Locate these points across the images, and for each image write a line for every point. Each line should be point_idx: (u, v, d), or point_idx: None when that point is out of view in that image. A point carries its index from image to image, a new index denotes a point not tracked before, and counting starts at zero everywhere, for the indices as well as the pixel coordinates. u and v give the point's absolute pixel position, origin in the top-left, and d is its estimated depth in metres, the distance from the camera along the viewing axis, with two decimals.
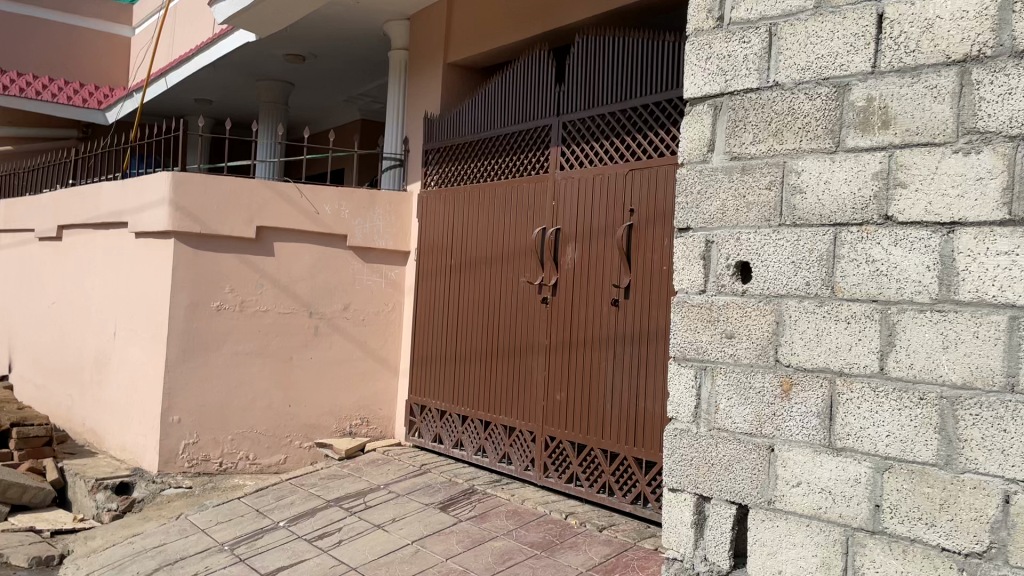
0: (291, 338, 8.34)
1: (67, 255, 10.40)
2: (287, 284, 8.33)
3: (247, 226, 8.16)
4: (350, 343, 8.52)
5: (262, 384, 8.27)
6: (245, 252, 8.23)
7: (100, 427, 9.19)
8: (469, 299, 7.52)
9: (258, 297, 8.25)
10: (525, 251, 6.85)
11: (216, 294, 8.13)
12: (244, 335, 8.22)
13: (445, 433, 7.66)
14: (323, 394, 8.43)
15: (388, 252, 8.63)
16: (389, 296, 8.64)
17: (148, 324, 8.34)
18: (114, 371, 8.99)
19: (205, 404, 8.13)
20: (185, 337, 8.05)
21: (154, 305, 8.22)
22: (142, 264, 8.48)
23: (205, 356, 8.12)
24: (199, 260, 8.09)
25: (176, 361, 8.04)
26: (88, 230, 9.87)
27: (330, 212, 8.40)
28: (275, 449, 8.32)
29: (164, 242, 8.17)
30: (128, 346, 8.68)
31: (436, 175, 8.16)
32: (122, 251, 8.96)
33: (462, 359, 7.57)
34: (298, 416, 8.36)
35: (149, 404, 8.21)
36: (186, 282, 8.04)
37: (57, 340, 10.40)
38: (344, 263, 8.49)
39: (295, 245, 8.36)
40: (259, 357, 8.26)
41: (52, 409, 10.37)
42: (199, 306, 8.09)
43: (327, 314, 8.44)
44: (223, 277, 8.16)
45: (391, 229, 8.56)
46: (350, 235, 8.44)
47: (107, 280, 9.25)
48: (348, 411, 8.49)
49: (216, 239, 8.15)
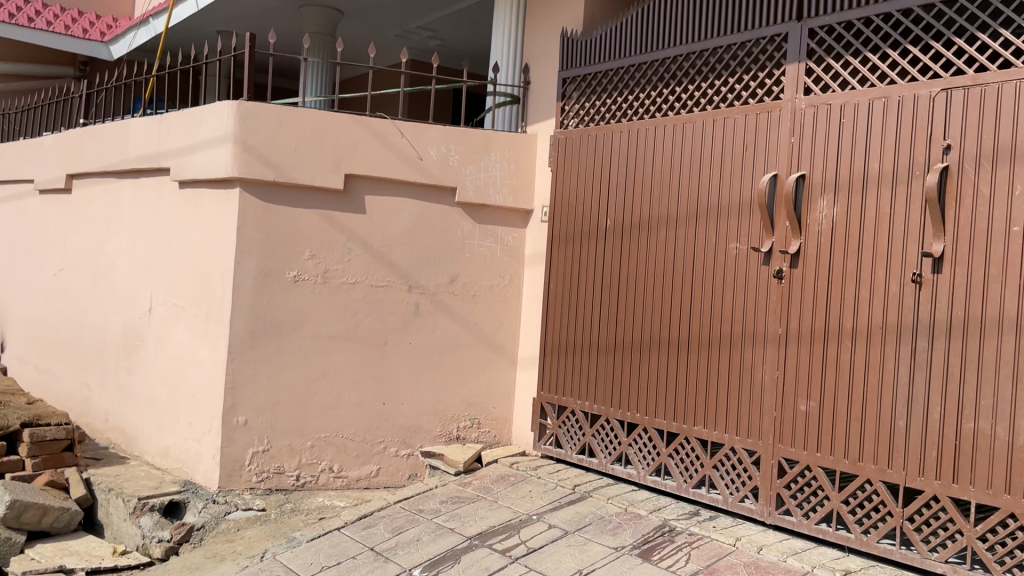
0: (385, 319, 6.56)
1: (78, 211, 8.46)
2: (381, 249, 6.53)
3: (333, 174, 6.32)
4: (458, 325, 6.72)
5: (350, 377, 6.49)
6: (329, 207, 6.41)
7: (130, 425, 7.35)
8: (637, 272, 5.73)
9: (345, 266, 6.46)
10: (741, 209, 5.06)
11: (293, 261, 6.34)
12: (327, 315, 6.43)
13: (600, 445, 5.92)
14: (425, 389, 6.66)
15: (504, 210, 6.78)
16: (506, 266, 6.80)
17: (201, 298, 6.50)
18: (149, 356, 7.13)
19: (279, 402, 6.35)
20: (255, 316, 6.26)
21: (211, 274, 6.40)
22: (193, 219, 6.62)
23: (279, 341, 6.33)
24: (271, 217, 6.28)
25: (243, 347, 6.25)
26: (108, 180, 7.94)
27: (436, 157, 6.55)
28: (365, 459, 6.54)
29: (225, 192, 6.32)
30: (172, 324, 6.84)
31: (578, 110, 6.33)
32: (160, 204, 7.07)
33: (625, 350, 5.79)
34: (394, 416, 6.59)
35: (206, 401, 6.40)
36: (256, 245, 6.24)
37: (68, 315, 8.49)
38: (452, 223, 6.67)
39: (390, 199, 6.53)
40: (346, 343, 6.48)
41: (62, 399, 8.47)
42: (273, 276, 6.30)
43: (430, 287, 6.65)
44: (303, 240, 6.35)
45: (511, 180, 6.71)
46: (461, 187, 6.60)
47: (139, 240, 7.36)
48: (455, 411, 6.71)
49: (293, 189, 6.32)
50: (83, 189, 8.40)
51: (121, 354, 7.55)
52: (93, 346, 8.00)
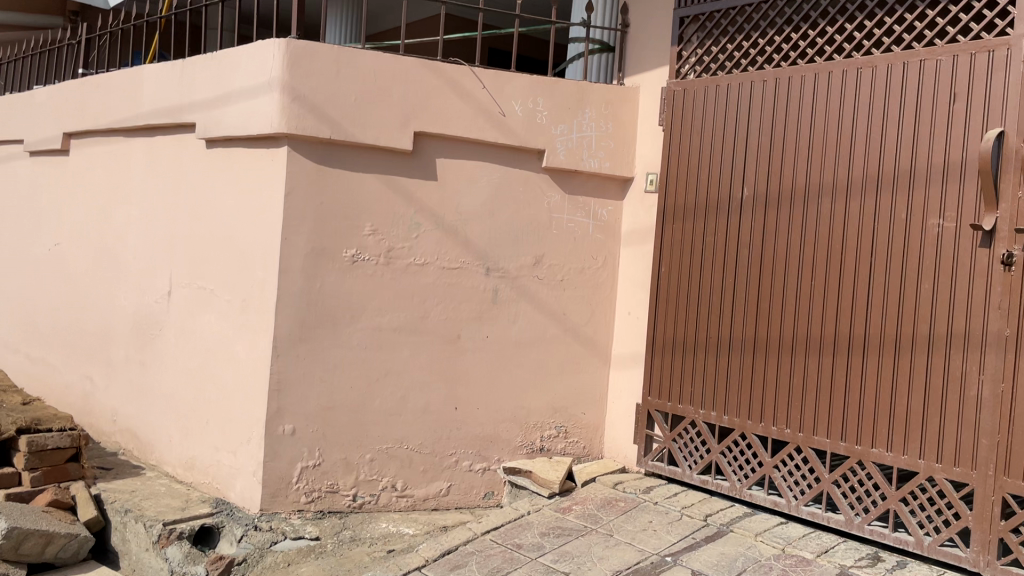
0: (459, 308, 5.45)
1: (77, 176, 7.28)
2: (455, 223, 5.41)
3: (401, 132, 5.19)
4: (542, 315, 5.60)
5: (417, 378, 5.40)
6: (394, 173, 5.28)
7: (144, 429, 6.23)
8: (785, 254, 4.62)
9: (412, 244, 5.35)
10: (946, 175, 3.98)
11: (351, 238, 5.23)
12: (391, 303, 5.34)
13: (730, 465, 4.84)
14: (504, 392, 5.56)
15: (599, 179, 5.64)
16: (599, 245, 5.66)
17: (239, 282, 5.38)
18: (169, 348, 6.00)
19: (333, 407, 5.25)
20: (306, 304, 5.17)
21: (252, 252, 5.28)
22: (227, 185, 5.48)
23: (334, 335, 5.25)
24: (326, 184, 5.15)
25: (291, 341, 5.15)
26: (115, 139, 6.77)
27: (521, 113, 5.41)
28: (434, 475, 5.45)
29: (268, 153, 5.18)
30: (199, 312, 5.71)
31: (698, 56, 5.18)
32: (182, 167, 5.92)
33: (767, 352, 4.69)
34: (468, 424, 5.49)
35: (245, 406, 5.30)
36: (307, 217, 5.12)
37: (65, 297, 7.32)
38: (537, 193, 5.54)
39: (466, 164, 5.40)
40: (413, 337, 5.39)
41: (60, 395, 7.32)
42: (327, 256, 5.19)
43: (511, 269, 5.53)
44: (363, 213, 5.24)
45: (608, 143, 5.57)
46: (550, 149, 5.46)
47: (155, 211, 6.20)
48: (538, 419, 5.61)
49: (352, 150, 5.18)
50: (83, 150, 7.21)
51: (131, 345, 6.41)
52: (97, 334, 6.85)
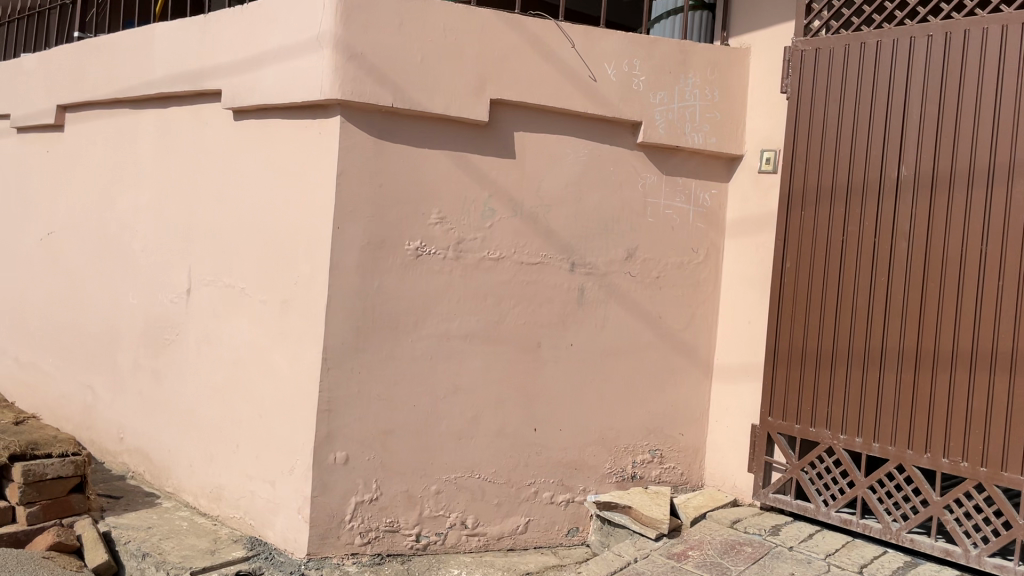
0: (539, 311, 4.56)
1: (74, 156, 6.32)
2: (536, 210, 4.53)
3: (476, 98, 4.30)
4: (636, 319, 4.72)
5: (490, 395, 4.52)
6: (465, 149, 4.38)
7: (159, 451, 5.32)
8: (960, 248, 3.77)
9: (486, 235, 4.46)
10: None
11: (415, 227, 4.35)
12: (460, 306, 4.45)
13: (882, 502, 4.01)
14: (592, 410, 4.68)
15: (701, 157, 4.77)
16: (702, 235, 4.79)
17: (278, 280, 4.49)
18: (188, 358, 5.10)
19: (393, 431, 4.37)
20: (362, 307, 4.29)
21: (295, 245, 4.39)
22: (263, 165, 4.58)
23: (393, 345, 4.36)
24: (386, 162, 4.26)
25: (344, 352, 4.27)
26: (120, 113, 5.82)
27: (615, 78, 4.52)
28: (510, 510, 4.58)
29: (316, 124, 4.28)
30: (228, 315, 4.82)
31: (835, 8, 4.31)
32: (205, 144, 5.00)
33: (932, 366, 3.84)
34: (549, 449, 4.62)
35: (286, 429, 4.42)
36: (363, 203, 4.24)
37: (61, 294, 6.38)
38: (631, 174, 4.66)
39: (549, 139, 4.51)
40: (486, 346, 4.50)
41: (55, 408, 6.39)
42: (387, 249, 4.31)
43: (600, 265, 4.64)
44: (429, 197, 4.35)
45: (715, 115, 4.70)
46: (648, 122, 4.58)
47: (171, 196, 5.29)
48: (630, 441, 4.74)
49: (417, 120, 4.29)
50: (80, 126, 6.26)
51: (142, 352, 5.50)
52: (99, 340, 5.93)
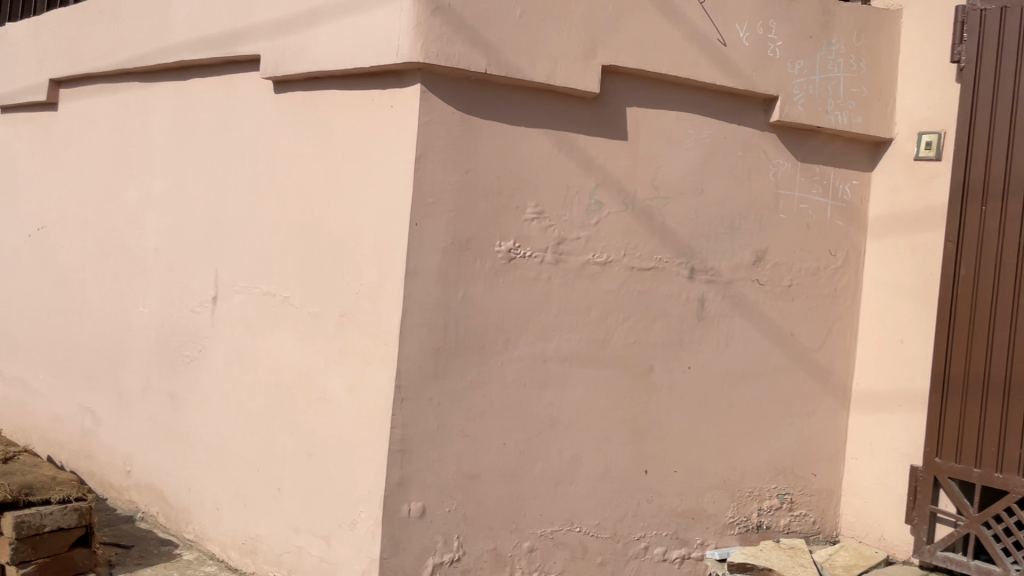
0: (653, 328, 3.72)
1: (69, 138, 5.42)
2: (651, 203, 3.69)
3: (585, 64, 3.47)
4: (764, 337, 3.90)
5: (593, 431, 3.68)
6: (569, 127, 3.54)
7: (176, 491, 4.45)
8: None
9: (592, 233, 3.61)
10: None
11: (508, 224, 3.50)
12: (560, 321, 3.60)
13: None
14: (712, 448, 3.85)
15: (841, 141, 3.97)
16: (841, 236, 3.98)
17: (336, 289, 3.65)
18: (214, 380, 4.23)
19: (478, 476, 3.53)
20: (443, 322, 3.45)
21: (360, 245, 3.56)
22: (316, 147, 3.74)
23: (479, 370, 3.51)
24: (474, 143, 3.43)
25: (421, 379, 3.44)
26: (127, 87, 4.94)
27: (748, 42, 3.71)
28: (616, 570, 3.75)
29: (388, 95, 3.45)
30: (268, 330, 3.97)
31: None
32: (237, 123, 4.14)
33: None
34: (663, 494, 3.79)
35: (345, 473, 3.57)
36: (446, 193, 3.41)
37: (53, 301, 5.48)
38: (762, 160, 3.83)
39: (669, 115, 3.68)
40: (589, 371, 3.66)
41: (47, 432, 5.49)
42: (473, 251, 3.46)
43: (724, 270, 3.81)
44: (525, 186, 3.51)
45: (860, 90, 3.90)
46: (785, 97, 3.77)
47: (192, 185, 4.41)
48: (756, 483, 3.93)
49: (512, 91, 3.46)
50: (77, 103, 5.36)
51: (154, 371, 4.62)
52: (100, 355, 5.05)
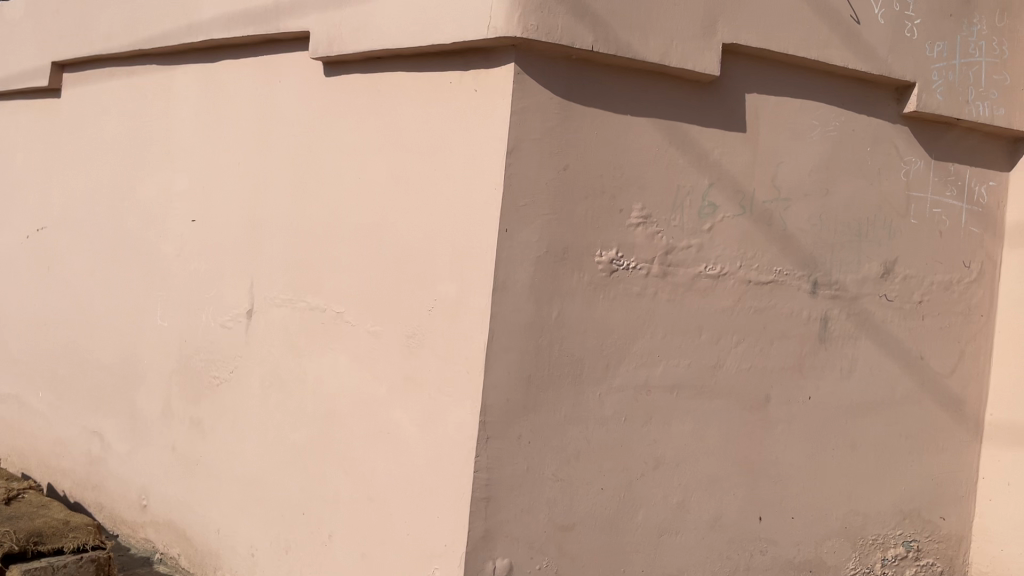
0: (770, 352, 3.20)
1: (73, 128, 4.83)
2: (771, 206, 3.16)
3: (704, 42, 2.94)
4: (891, 362, 3.38)
5: (703, 472, 3.15)
6: (682, 116, 3.01)
7: (202, 532, 3.89)
8: None
9: (704, 241, 3.07)
10: None
11: (610, 230, 2.96)
12: (667, 345, 3.06)
13: None
14: (833, 489, 3.33)
15: (978, 136, 3.47)
16: (975, 246, 3.48)
17: (404, 305, 3.12)
18: (250, 407, 3.67)
19: (573, 528, 3.00)
20: (534, 346, 2.91)
21: (436, 254, 3.02)
22: (380, 139, 3.21)
23: (575, 403, 2.97)
24: (574, 134, 2.89)
25: (509, 414, 2.90)
26: (143, 70, 4.37)
27: (884, 20, 3.20)
28: None
29: (474, 78, 2.91)
30: (317, 351, 3.43)
31: None
32: (279, 110, 3.59)
33: None
34: (778, 545, 3.27)
35: (416, 522, 3.03)
36: (541, 193, 2.87)
37: (55, 311, 4.89)
38: (893, 157, 3.33)
39: (793, 104, 3.16)
40: (699, 402, 3.12)
41: (47, 458, 4.91)
42: (571, 263, 2.92)
43: (850, 285, 3.29)
44: (630, 185, 2.97)
45: (1002, 78, 3.42)
46: (922, 84, 3.27)
47: (221, 183, 3.85)
48: (879, 530, 3.42)
49: (618, 74, 2.92)
50: (84, 89, 4.78)
51: (176, 393, 4.06)
52: (111, 372, 4.47)
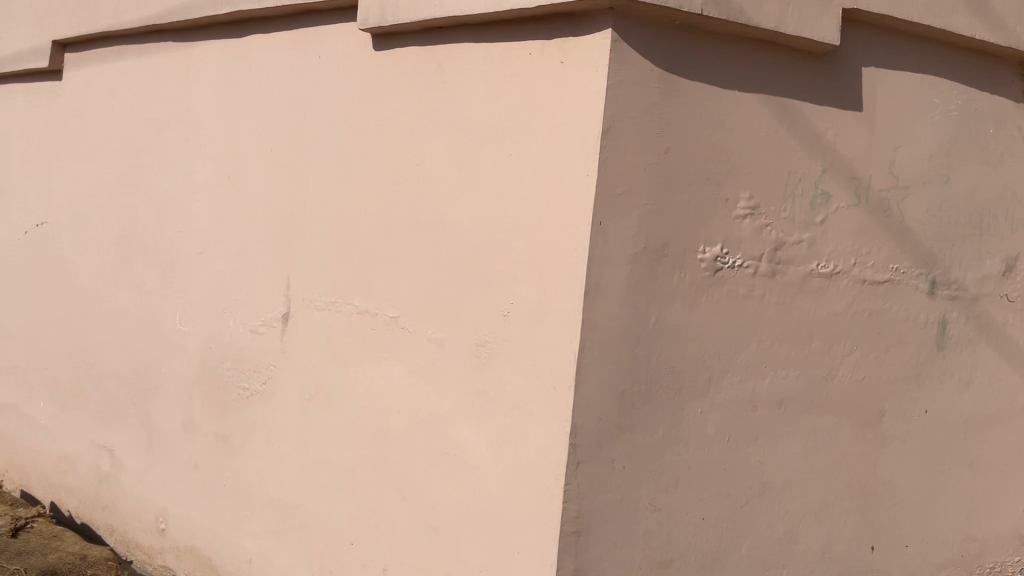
0: (886, 360, 2.83)
1: (76, 114, 4.40)
2: (888, 196, 2.79)
3: (823, 6, 2.57)
4: (1012, 370, 3.05)
5: (812, 497, 2.78)
6: (794, 92, 2.63)
7: (231, 561, 3.49)
8: None
9: (817, 235, 2.70)
10: None
11: (716, 223, 2.58)
12: (776, 353, 2.69)
13: None
14: (950, 513, 2.98)
15: None
16: None
17: (473, 309, 2.73)
18: (289, 423, 3.28)
19: (673, 564, 2.61)
20: (630, 358, 2.52)
21: (512, 250, 2.63)
22: (443, 120, 2.81)
23: (675, 421, 2.59)
24: (676, 111, 2.50)
25: (603, 435, 2.51)
26: (156, 49, 3.95)
27: None
28: None
29: (560, 47, 2.52)
30: (367, 360, 3.04)
31: None
32: (319, 89, 3.19)
33: None
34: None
35: (491, 558, 2.64)
36: (639, 180, 2.48)
37: (58, 314, 4.47)
38: (1015, 141, 2.98)
39: (913, 79, 2.79)
40: (808, 418, 2.76)
41: (50, 475, 4.49)
42: (672, 261, 2.54)
43: (970, 285, 2.95)
44: (737, 171, 2.59)
45: None
46: None
47: (250, 171, 3.44)
48: (997, 558, 3.08)
49: (725, 43, 2.55)
50: (88, 71, 4.35)
51: (199, 406, 3.65)
52: (123, 382, 4.06)
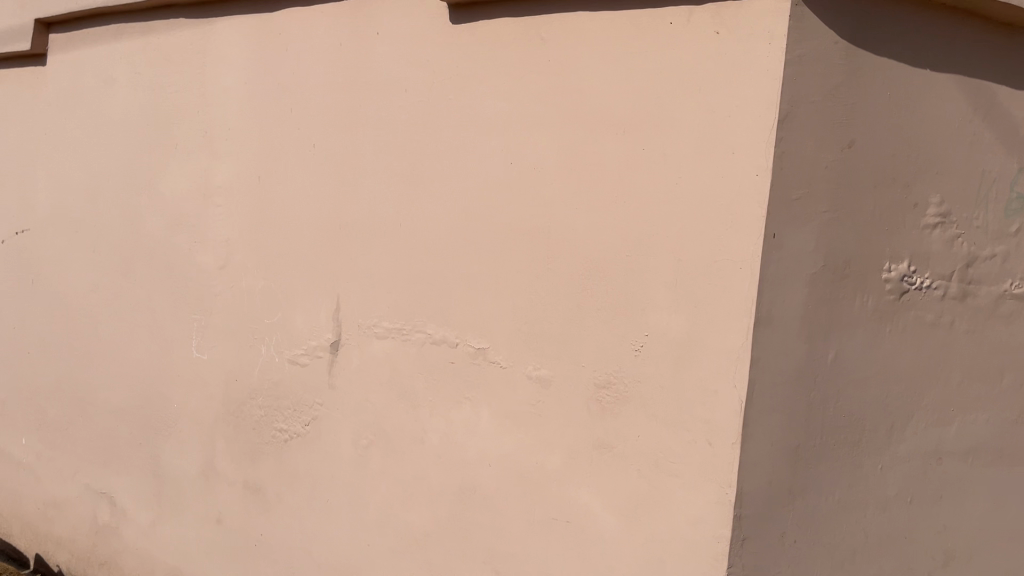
0: None
1: (62, 104, 3.78)
2: None
3: None
4: None
5: (999, 566, 2.29)
6: (990, 73, 2.15)
7: None
8: None
9: (1010, 249, 2.23)
10: None
11: (903, 235, 2.08)
12: (964, 393, 2.20)
13: None
14: None
15: None
16: None
17: (591, 342, 2.20)
18: (341, 472, 2.73)
19: None
20: (804, 406, 2.01)
21: (647, 269, 2.10)
22: (548, 107, 2.28)
23: (852, 481, 2.09)
24: (863, 95, 2.00)
25: (772, 502, 2.00)
26: (163, 27, 3.35)
27: None
28: None
29: (716, 14, 2.00)
30: (444, 400, 2.49)
31: None
32: (379, 70, 2.63)
33: None
34: None
35: None
36: (819, 183, 1.97)
37: (43, 337, 3.84)
38: None
39: None
40: (997, 470, 2.27)
41: (34, 524, 3.87)
42: (854, 282, 2.03)
43: None
44: (928, 171, 2.09)
45: None
46: None
47: (287, 170, 2.87)
48: None
49: (918, 11, 2.05)
50: (77, 54, 3.73)
51: (224, 449, 3.08)
52: (125, 418, 3.46)
